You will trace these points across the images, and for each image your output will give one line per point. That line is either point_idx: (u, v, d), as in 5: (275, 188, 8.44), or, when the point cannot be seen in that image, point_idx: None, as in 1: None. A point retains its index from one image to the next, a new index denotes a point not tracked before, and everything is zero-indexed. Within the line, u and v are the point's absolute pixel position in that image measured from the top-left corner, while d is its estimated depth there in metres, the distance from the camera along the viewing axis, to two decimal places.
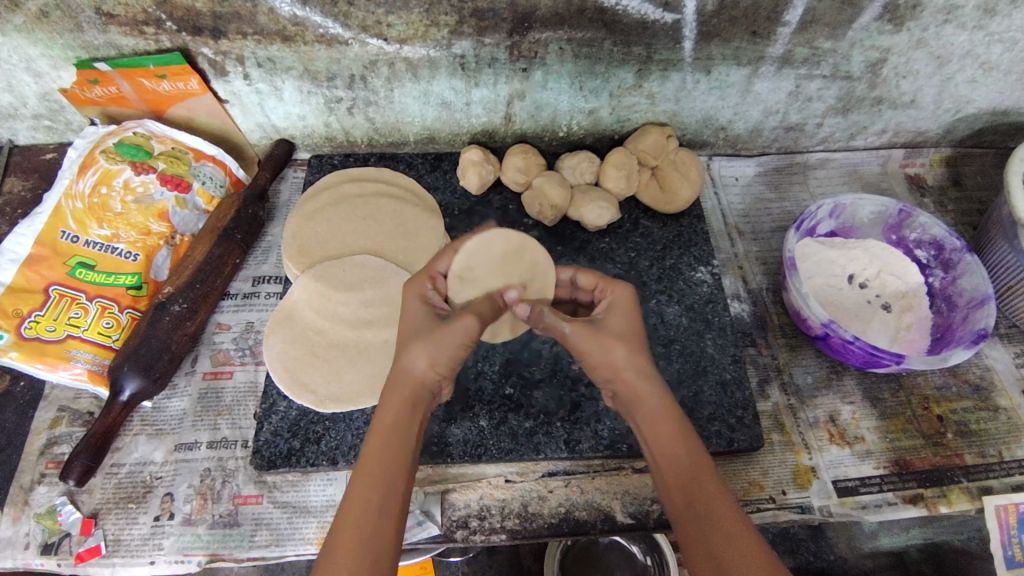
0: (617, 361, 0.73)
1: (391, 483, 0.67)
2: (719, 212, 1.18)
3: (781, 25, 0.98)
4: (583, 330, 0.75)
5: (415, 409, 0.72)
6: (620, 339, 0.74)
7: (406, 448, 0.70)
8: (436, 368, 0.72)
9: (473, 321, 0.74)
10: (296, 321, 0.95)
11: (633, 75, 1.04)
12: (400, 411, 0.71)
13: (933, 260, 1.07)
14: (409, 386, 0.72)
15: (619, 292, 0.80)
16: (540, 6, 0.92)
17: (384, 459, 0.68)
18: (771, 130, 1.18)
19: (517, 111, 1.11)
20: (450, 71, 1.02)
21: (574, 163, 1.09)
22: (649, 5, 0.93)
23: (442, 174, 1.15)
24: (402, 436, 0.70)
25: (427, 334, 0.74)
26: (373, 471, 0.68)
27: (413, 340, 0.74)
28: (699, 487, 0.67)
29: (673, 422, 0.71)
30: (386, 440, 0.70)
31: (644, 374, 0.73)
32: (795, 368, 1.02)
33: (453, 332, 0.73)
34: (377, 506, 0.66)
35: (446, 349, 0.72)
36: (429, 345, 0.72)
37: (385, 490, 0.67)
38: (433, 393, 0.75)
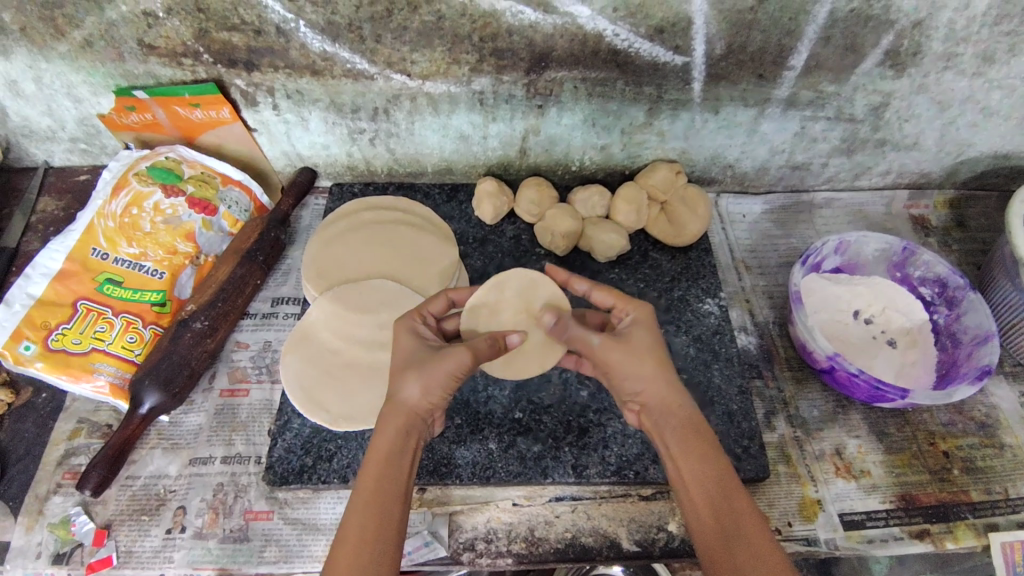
0: (647, 374, 0.77)
1: (387, 507, 0.69)
2: (726, 247, 1.20)
3: (786, 69, 1.03)
4: (609, 344, 0.79)
5: (407, 438, 0.75)
6: (652, 356, 0.78)
7: (403, 475, 0.72)
8: (427, 397, 0.76)
9: (466, 353, 0.77)
10: (312, 342, 0.98)
11: (644, 113, 1.09)
12: (397, 439, 0.74)
13: (937, 298, 1.08)
14: (403, 415, 0.75)
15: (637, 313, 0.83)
16: (556, 47, 0.98)
17: (379, 483, 0.70)
18: (777, 169, 1.21)
19: (531, 146, 1.14)
20: (469, 106, 1.07)
21: (586, 196, 1.13)
22: (660, 48, 0.99)
23: (458, 204, 1.18)
24: (397, 461, 0.73)
25: (419, 365, 0.77)
26: (372, 493, 0.70)
27: (407, 370, 0.77)
28: (727, 503, 0.69)
29: (700, 437, 0.74)
30: (383, 467, 0.72)
31: (673, 389, 0.77)
32: (800, 401, 1.03)
33: (449, 364, 0.76)
34: (377, 527, 0.67)
35: (438, 378, 0.76)
36: (423, 376, 0.76)
37: (382, 513, 0.68)
38: (424, 423, 0.77)
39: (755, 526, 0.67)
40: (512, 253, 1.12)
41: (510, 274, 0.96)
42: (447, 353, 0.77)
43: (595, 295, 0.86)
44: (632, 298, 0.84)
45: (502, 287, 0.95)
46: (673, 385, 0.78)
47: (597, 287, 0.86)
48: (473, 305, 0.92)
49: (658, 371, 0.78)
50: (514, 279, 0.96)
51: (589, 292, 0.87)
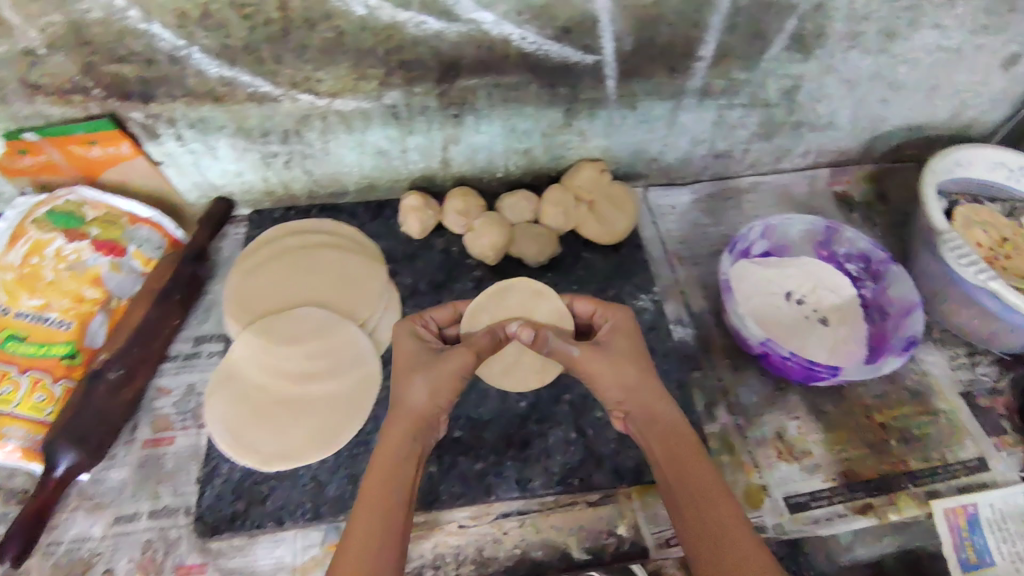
0: (630, 380, 0.79)
1: (396, 502, 0.70)
2: (658, 241, 1.19)
3: (697, 60, 1.03)
4: (592, 355, 0.81)
5: (415, 440, 0.76)
6: (630, 361, 0.80)
7: (411, 474, 0.73)
8: (434, 399, 0.78)
9: (468, 354, 0.81)
10: (238, 380, 0.95)
11: (562, 114, 1.08)
12: (403, 445, 0.74)
13: (863, 273, 1.10)
14: (409, 418, 0.76)
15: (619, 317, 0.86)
16: (464, 54, 0.95)
17: (387, 480, 0.71)
18: (701, 158, 1.21)
19: (453, 155, 1.12)
20: (383, 121, 1.03)
21: (513, 202, 1.10)
22: (569, 49, 0.97)
23: (385, 221, 1.14)
24: (404, 459, 0.73)
25: (426, 366, 0.79)
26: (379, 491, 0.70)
27: (413, 372, 0.79)
28: (716, 502, 0.69)
29: (685, 441, 0.75)
30: (394, 467, 0.73)
31: (661, 396, 0.79)
32: (740, 388, 1.03)
33: (454, 362, 0.80)
34: (382, 525, 0.68)
35: (445, 380, 0.79)
36: (429, 377, 0.78)
37: (387, 512, 0.69)
38: (431, 427, 0.78)
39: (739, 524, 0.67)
40: (443, 267, 1.09)
41: (515, 284, 1.00)
42: (451, 353, 0.80)
43: (578, 305, 0.91)
44: (611, 305, 0.88)
45: (499, 299, 0.98)
46: (660, 392, 0.79)
47: (577, 298, 0.91)
48: (475, 309, 0.94)
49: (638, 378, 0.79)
50: (519, 289, 1.00)
51: (570, 305, 0.93)
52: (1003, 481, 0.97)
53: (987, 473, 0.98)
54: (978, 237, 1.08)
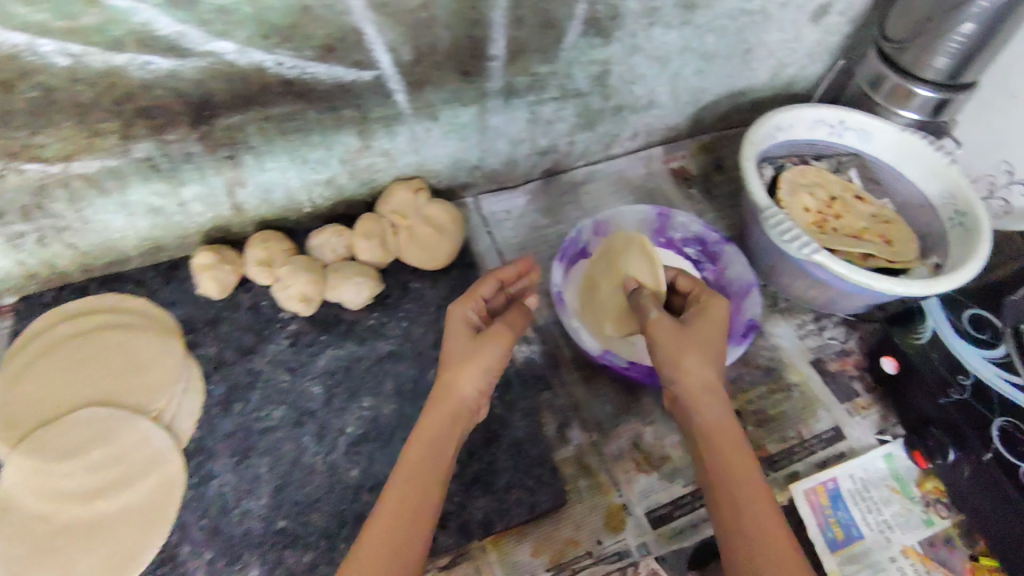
0: (689, 363, 0.74)
1: (421, 512, 0.69)
2: (494, 252, 1.11)
3: (489, 60, 0.93)
4: (665, 324, 0.77)
5: (456, 422, 0.77)
6: (697, 348, 0.75)
7: (440, 474, 0.73)
8: (473, 383, 0.78)
9: (507, 333, 0.80)
10: (10, 514, 0.81)
11: (356, 137, 0.96)
12: (437, 441, 0.74)
13: (702, 255, 1.06)
14: (453, 402, 0.77)
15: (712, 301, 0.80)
16: (213, 92, 0.82)
17: (420, 487, 0.70)
18: (526, 157, 1.13)
19: (244, 200, 0.98)
20: (142, 177, 0.89)
21: (322, 241, 1.00)
22: (338, 68, 0.85)
23: (179, 284, 1.01)
24: (437, 458, 0.73)
25: (466, 354, 0.78)
26: (397, 502, 0.69)
27: (451, 361, 0.79)
28: (755, 497, 0.66)
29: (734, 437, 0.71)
30: (416, 470, 0.72)
31: (711, 386, 0.73)
32: (592, 401, 0.97)
33: (493, 348, 0.79)
34: (404, 520, 0.67)
35: (479, 367, 0.77)
36: (470, 365, 0.77)
37: (413, 511, 0.68)
38: (470, 412, 0.79)
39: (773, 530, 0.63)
40: (252, 327, 0.97)
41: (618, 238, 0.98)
42: (489, 336, 0.79)
43: (680, 281, 0.89)
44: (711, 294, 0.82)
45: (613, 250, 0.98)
46: (712, 379, 0.74)
47: (681, 274, 0.89)
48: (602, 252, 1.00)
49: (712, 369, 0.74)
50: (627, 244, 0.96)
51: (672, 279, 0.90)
52: (859, 448, 0.96)
53: (843, 442, 0.97)
54: (805, 202, 1.04)
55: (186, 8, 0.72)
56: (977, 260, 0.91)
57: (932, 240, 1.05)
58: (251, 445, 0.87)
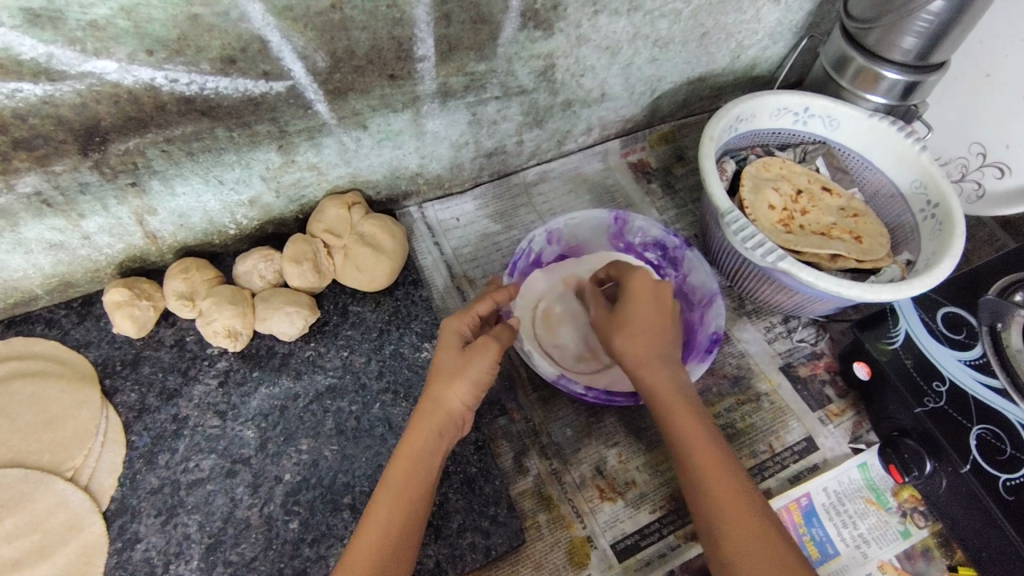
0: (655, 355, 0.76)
1: (407, 533, 0.65)
2: (441, 265, 1.03)
3: (418, 61, 0.85)
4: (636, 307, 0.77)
5: (441, 441, 0.70)
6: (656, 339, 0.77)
7: (430, 484, 0.69)
8: (465, 399, 0.70)
9: (495, 345, 0.71)
10: None
11: (276, 153, 0.88)
12: (425, 460, 0.69)
13: (663, 260, 1.01)
14: (440, 417, 0.70)
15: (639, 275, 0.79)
16: (100, 116, 0.73)
17: (410, 495, 0.67)
18: (472, 161, 1.05)
19: (157, 228, 0.90)
20: (34, 212, 0.80)
21: (249, 267, 0.91)
22: (245, 80, 0.77)
23: (94, 322, 0.92)
24: (426, 471, 0.69)
25: (456, 369, 0.71)
26: (383, 525, 0.65)
27: (443, 375, 0.71)
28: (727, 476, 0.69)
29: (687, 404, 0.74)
30: (399, 493, 0.67)
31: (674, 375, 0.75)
32: (552, 425, 0.91)
33: (482, 361, 0.71)
34: (393, 537, 0.64)
35: (474, 382, 0.70)
36: (462, 379, 0.70)
37: (404, 523, 0.65)
38: (457, 427, 0.72)
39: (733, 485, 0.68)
40: (177, 366, 0.88)
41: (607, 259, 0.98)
42: (478, 348, 0.71)
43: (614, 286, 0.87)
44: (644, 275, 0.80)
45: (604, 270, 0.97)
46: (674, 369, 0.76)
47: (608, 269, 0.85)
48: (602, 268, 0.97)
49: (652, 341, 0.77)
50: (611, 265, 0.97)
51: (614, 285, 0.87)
52: (832, 458, 0.92)
53: (816, 453, 0.92)
54: (770, 199, 0.99)
55: (52, 28, 0.64)
56: (949, 260, 0.85)
57: (904, 233, 0.99)
58: (177, 502, 0.79)
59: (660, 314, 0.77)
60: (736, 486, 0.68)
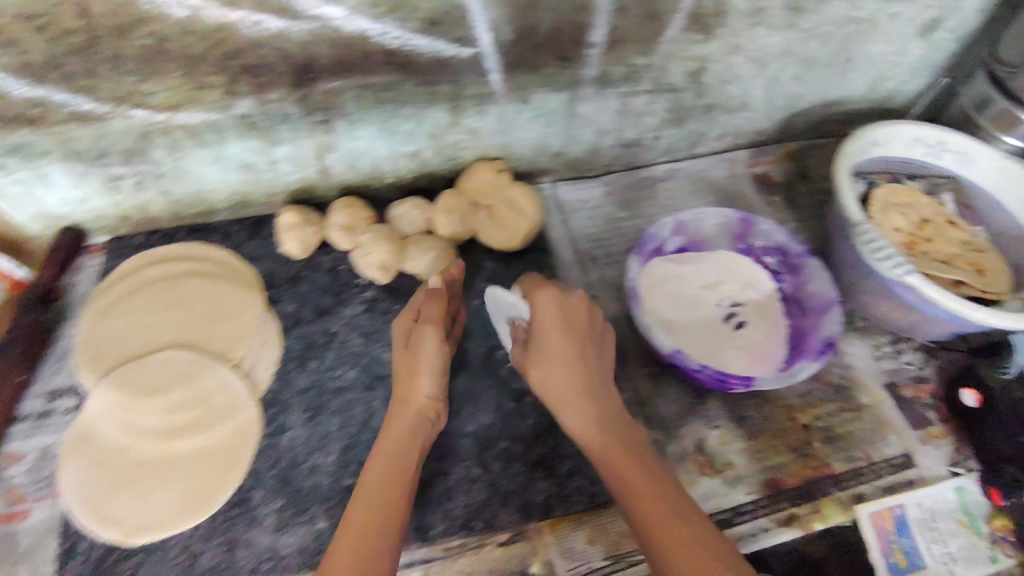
0: (566, 379, 0.75)
1: (385, 526, 0.66)
2: (568, 241, 1.11)
3: (588, 47, 0.93)
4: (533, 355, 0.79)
5: (408, 437, 0.75)
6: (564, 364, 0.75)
7: (410, 471, 0.72)
8: (426, 386, 0.78)
9: (432, 329, 0.79)
10: (95, 442, 0.85)
11: (447, 113, 0.97)
12: (399, 450, 0.73)
13: (781, 266, 1.05)
14: (411, 408, 0.77)
15: (540, 299, 0.78)
16: (317, 54, 0.84)
17: (388, 480, 0.70)
18: (610, 148, 1.12)
19: (331, 164, 1.01)
20: (240, 132, 0.91)
21: (403, 212, 1.01)
22: (441, 42, 0.87)
23: (263, 240, 1.04)
24: (410, 455, 0.74)
25: (408, 367, 0.79)
26: (390, 502, 0.68)
27: (420, 371, 0.79)
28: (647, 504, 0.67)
29: (620, 441, 0.72)
30: (392, 476, 0.71)
31: (586, 399, 0.74)
32: (658, 399, 0.98)
33: (427, 346, 0.79)
34: (381, 508, 0.67)
35: (429, 370, 0.78)
36: (416, 367, 0.78)
37: (384, 504, 0.68)
38: (428, 423, 0.78)
39: (662, 517, 0.65)
40: (330, 289, 0.99)
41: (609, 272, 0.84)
42: (420, 340, 0.79)
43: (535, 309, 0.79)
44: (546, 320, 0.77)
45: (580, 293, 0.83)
46: (593, 395, 0.75)
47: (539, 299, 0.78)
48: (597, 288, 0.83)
49: (573, 379, 0.75)
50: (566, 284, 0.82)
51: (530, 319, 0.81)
52: (929, 477, 0.93)
53: (913, 470, 0.94)
54: (896, 222, 1.02)
55: None
56: None
57: None
58: (323, 403, 0.90)
59: (563, 372, 0.75)
60: (665, 517, 0.65)
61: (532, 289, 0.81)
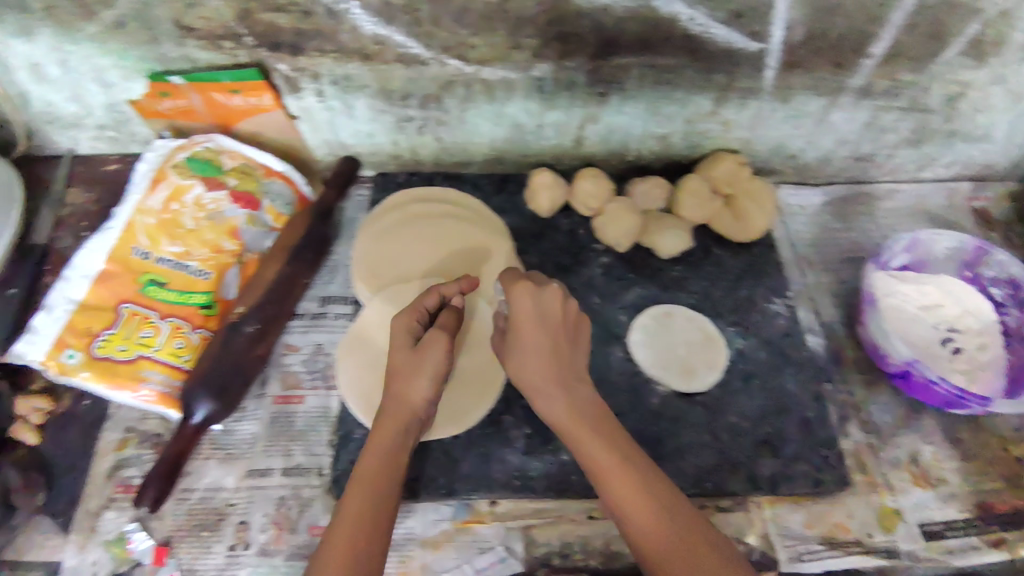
0: (529, 367, 0.77)
1: (370, 547, 0.69)
2: (788, 242, 1.15)
3: (865, 57, 0.98)
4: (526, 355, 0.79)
5: (406, 435, 0.77)
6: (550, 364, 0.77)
7: (389, 493, 0.73)
8: (422, 392, 0.77)
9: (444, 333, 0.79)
10: (370, 347, 0.95)
11: (710, 102, 1.03)
12: (388, 452, 0.75)
13: (1009, 299, 1.06)
14: (402, 412, 0.77)
15: (515, 296, 0.78)
16: (625, 31, 0.91)
17: (380, 488, 0.72)
18: (841, 160, 1.16)
19: (588, 135, 1.09)
20: (527, 93, 1.00)
21: (646, 188, 1.05)
22: (737, 34, 0.93)
23: (509, 196, 1.13)
24: (388, 456, 0.75)
25: (411, 366, 0.78)
26: (355, 507, 0.71)
27: (399, 372, 0.79)
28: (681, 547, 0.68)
29: (624, 467, 0.73)
30: (367, 484, 0.73)
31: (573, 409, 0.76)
32: (872, 405, 1.00)
33: (435, 352, 0.78)
34: (366, 513, 0.70)
35: (428, 372, 0.78)
36: (425, 372, 0.78)
37: (370, 514, 0.70)
38: (420, 422, 0.78)
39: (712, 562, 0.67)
40: (570, 249, 1.07)
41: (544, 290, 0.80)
42: (427, 343, 0.79)
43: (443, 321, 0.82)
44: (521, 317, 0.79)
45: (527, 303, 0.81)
46: (569, 399, 0.76)
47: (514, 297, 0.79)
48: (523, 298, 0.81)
49: (553, 370, 0.77)
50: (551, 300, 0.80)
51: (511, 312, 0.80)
52: None
53: None
54: None
55: None
56: None
57: None
58: None
59: (521, 359, 0.78)
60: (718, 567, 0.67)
61: (509, 285, 0.80)
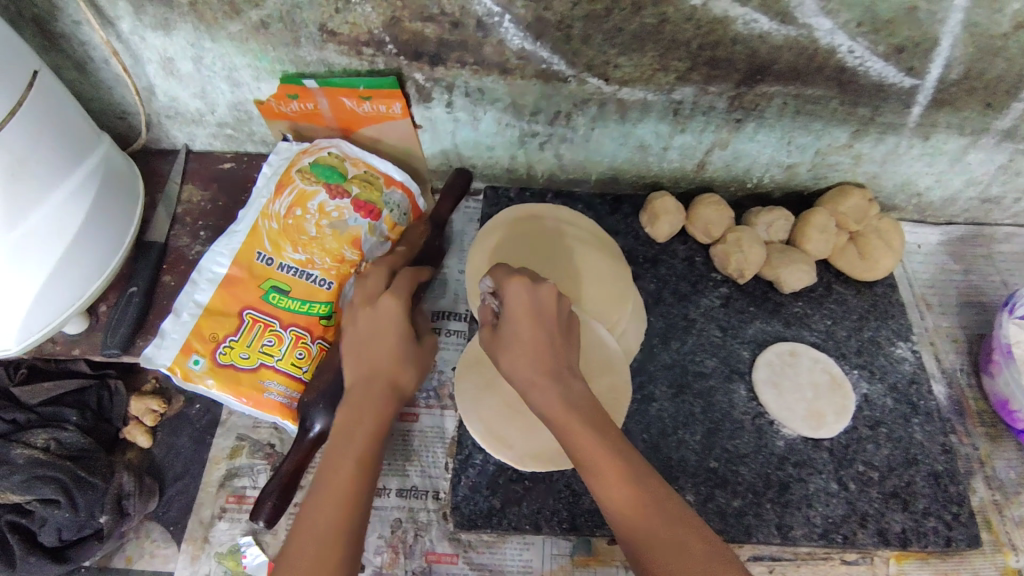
0: (528, 353, 0.71)
1: (346, 521, 0.64)
2: (905, 281, 1.11)
3: (1018, 100, 0.92)
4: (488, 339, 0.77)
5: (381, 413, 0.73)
6: (534, 354, 0.71)
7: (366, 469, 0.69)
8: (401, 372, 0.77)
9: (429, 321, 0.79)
10: (487, 367, 0.91)
11: (848, 135, 0.99)
12: (361, 431, 0.71)
13: None
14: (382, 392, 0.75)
15: (508, 286, 0.73)
16: (779, 59, 0.87)
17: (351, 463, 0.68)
18: (967, 200, 1.11)
19: (713, 160, 1.05)
20: (660, 115, 0.97)
21: (769, 220, 1.02)
22: (892, 69, 0.88)
23: (623, 217, 1.10)
24: (358, 435, 0.70)
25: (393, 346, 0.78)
26: (329, 488, 0.66)
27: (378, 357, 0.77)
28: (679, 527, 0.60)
29: (587, 428, 0.66)
30: (345, 462, 0.68)
31: (561, 394, 0.69)
32: (997, 460, 0.97)
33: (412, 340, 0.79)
34: (340, 492, 0.65)
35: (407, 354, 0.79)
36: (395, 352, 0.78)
37: (343, 490, 0.66)
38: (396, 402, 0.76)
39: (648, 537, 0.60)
40: (687, 277, 1.04)
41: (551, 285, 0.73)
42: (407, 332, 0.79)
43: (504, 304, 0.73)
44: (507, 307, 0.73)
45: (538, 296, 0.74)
46: (560, 388, 0.69)
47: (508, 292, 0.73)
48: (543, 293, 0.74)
49: (541, 362, 0.71)
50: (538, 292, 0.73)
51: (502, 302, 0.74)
52: None
53: None
54: None
55: None
56: None
57: None
58: (687, 383, 0.96)
59: (517, 357, 0.71)
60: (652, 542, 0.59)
61: (501, 278, 0.75)
